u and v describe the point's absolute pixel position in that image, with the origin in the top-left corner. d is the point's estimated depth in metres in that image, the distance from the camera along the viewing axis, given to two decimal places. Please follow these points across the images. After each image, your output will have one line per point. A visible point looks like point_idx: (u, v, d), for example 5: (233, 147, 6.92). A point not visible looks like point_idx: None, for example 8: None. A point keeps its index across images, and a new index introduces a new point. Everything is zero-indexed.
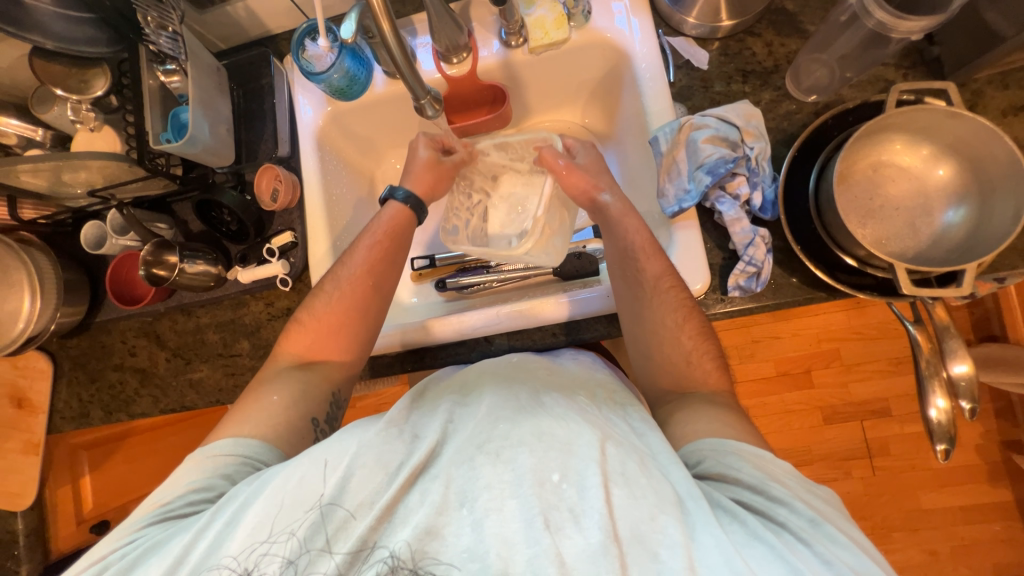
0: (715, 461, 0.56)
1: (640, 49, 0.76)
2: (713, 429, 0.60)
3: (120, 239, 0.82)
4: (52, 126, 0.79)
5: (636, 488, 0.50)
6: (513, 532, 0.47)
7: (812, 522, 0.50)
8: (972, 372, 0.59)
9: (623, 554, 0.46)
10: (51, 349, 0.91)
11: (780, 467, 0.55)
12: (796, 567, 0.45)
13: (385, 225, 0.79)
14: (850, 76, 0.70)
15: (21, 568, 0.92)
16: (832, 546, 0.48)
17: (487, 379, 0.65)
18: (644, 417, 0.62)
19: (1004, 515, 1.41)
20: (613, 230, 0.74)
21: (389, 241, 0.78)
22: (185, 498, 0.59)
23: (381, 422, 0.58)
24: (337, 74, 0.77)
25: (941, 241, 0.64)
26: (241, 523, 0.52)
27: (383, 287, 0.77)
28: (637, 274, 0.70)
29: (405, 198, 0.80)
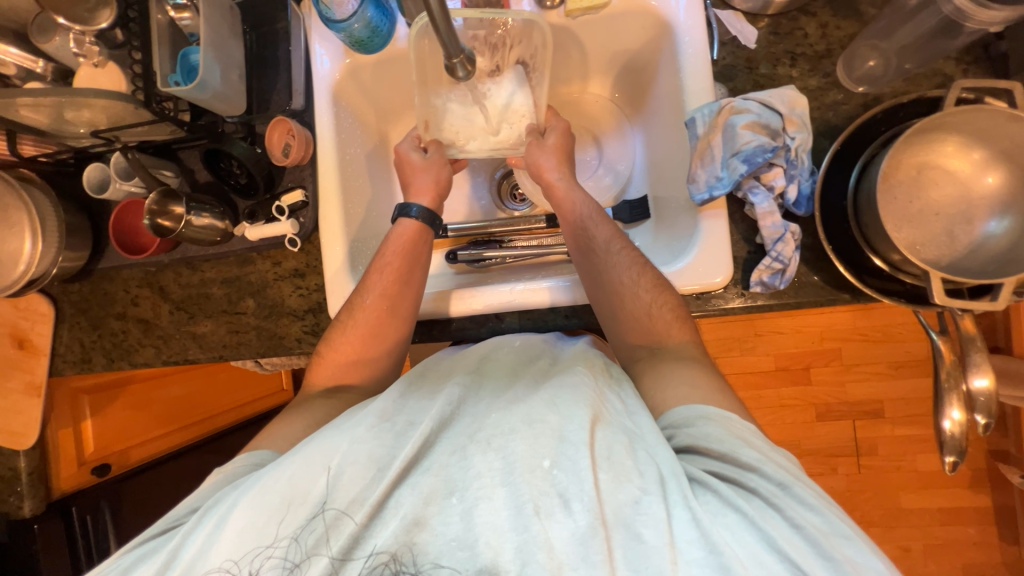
0: (686, 435, 0.55)
1: (685, 20, 0.71)
2: (684, 395, 0.59)
3: (125, 185, 0.79)
4: (53, 58, 0.74)
5: (621, 471, 0.49)
6: (502, 520, 0.48)
7: (782, 486, 0.50)
8: (992, 387, 0.58)
9: (609, 538, 0.47)
10: (53, 293, 0.90)
11: (746, 428, 0.55)
12: (768, 535, 0.46)
13: (399, 244, 0.77)
14: (908, 68, 0.66)
15: (24, 504, 0.94)
16: (803, 508, 0.48)
17: (489, 369, 0.66)
18: (638, 397, 0.61)
19: (981, 520, 1.45)
20: (563, 205, 0.77)
21: (399, 261, 0.76)
22: (188, 505, 0.59)
23: (371, 416, 0.57)
24: (358, 23, 0.72)
25: (979, 251, 0.62)
26: (227, 524, 0.52)
27: (400, 308, 0.75)
28: (604, 232, 0.74)
29: (417, 213, 0.79)
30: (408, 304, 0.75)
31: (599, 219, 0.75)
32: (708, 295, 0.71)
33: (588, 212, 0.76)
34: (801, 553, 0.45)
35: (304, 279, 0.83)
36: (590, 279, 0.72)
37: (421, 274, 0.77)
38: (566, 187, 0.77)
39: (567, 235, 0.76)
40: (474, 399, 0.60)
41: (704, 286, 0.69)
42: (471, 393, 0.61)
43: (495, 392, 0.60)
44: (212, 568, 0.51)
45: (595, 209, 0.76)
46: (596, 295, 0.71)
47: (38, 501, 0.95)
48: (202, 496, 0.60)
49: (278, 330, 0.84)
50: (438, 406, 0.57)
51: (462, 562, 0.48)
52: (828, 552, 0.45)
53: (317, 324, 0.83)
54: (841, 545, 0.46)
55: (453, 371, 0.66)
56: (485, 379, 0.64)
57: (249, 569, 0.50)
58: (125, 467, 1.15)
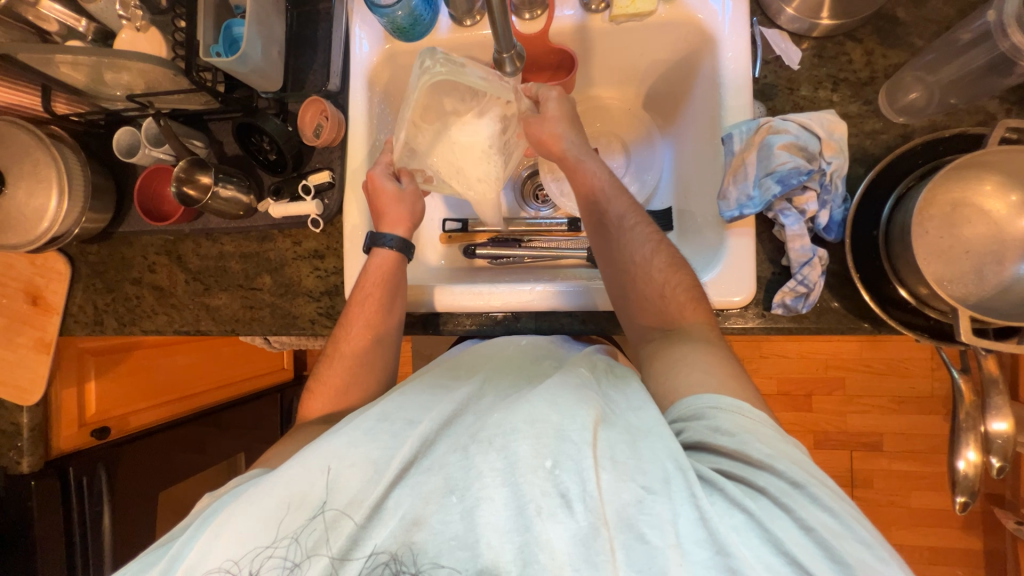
0: (695, 430, 0.54)
1: (729, 36, 0.70)
2: (699, 381, 0.59)
3: (154, 151, 0.80)
4: (96, 19, 0.74)
5: (625, 470, 0.49)
6: (502, 521, 0.48)
7: (795, 485, 0.49)
8: (1010, 431, 0.58)
9: (612, 537, 0.46)
10: (71, 252, 0.90)
11: (756, 418, 0.54)
12: (775, 538, 0.45)
13: (376, 274, 0.74)
14: (953, 102, 0.65)
15: (22, 460, 0.94)
16: (816, 509, 0.47)
17: (493, 373, 0.66)
18: (644, 392, 0.62)
19: (970, 562, 1.44)
20: (576, 173, 0.75)
21: (379, 290, 0.74)
22: (183, 523, 0.59)
23: (370, 418, 0.58)
24: (402, 11, 0.72)
25: (1007, 293, 0.61)
26: (224, 531, 0.52)
27: (384, 333, 0.75)
28: (619, 206, 0.73)
29: (390, 244, 0.75)
30: (391, 328, 0.75)
31: (616, 191, 0.74)
32: (727, 313, 0.71)
33: (602, 185, 0.74)
34: (810, 555, 0.45)
35: (322, 260, 0.83)
36: (603, 252, 0.73)
37: (401, 302, 0.76)
38: (580, 155, 0.75)
39: (582, 209, 0.75)
40: (478, 401, 0.60)
41: (724, 304, 0.69)
42: (473, 395, 0.61)
43: (496, 396, 0.60)
44: (211, 569, 0.50)
45: (612, 181, 0.75)
46: (607, 268, 0.72)
47: (36, 458, 0.95)
48: (195, 513, 0.60)
49: (293, 310, 0.84)
50: (441, 409, 0.57)
51: (461, 562, 0.47)
52: (839, 557, 0.45)
53: (332, 307, 0.82)
54: (855, 548, 0.45)
55: (459, 373, 0.67)
56: (488, 380, 0.64)
57: (249, 569, 0.50)
58: (125, 432, 1.14)
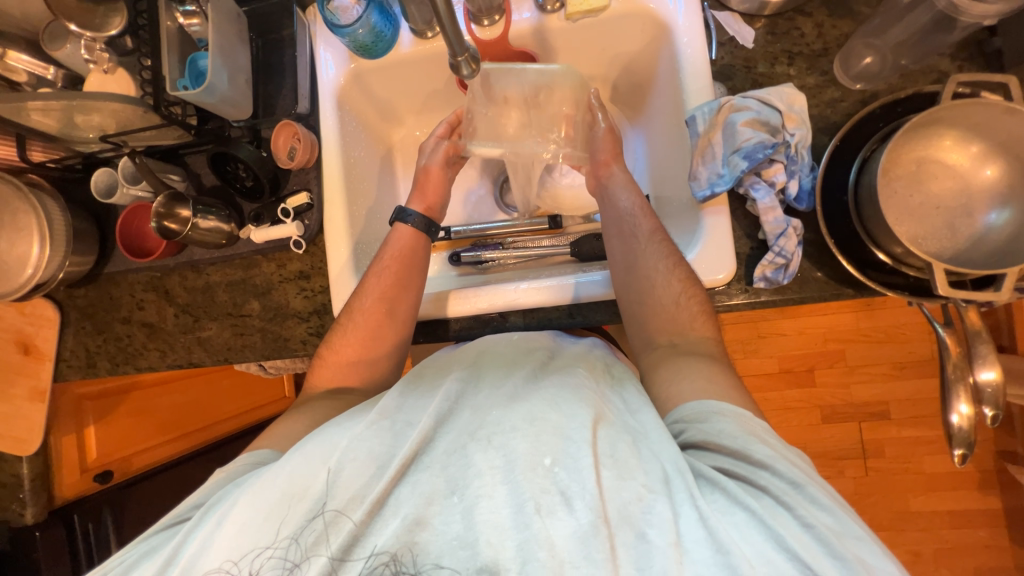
0: (698, 430, 0.55)
1: (683, 22, 0.72)
2: (697, 390, 0.59)
3: (132, 189, 0.80)
4: (64, 65, 0.76)
5: (626, 469, 0.49)
6: (503, 517, 0.48)
7: (794, 484, 0.49)
8: (999, 380, 0.58)
9: (612, 535, 0.46)
10: (59, 298, 0.90)
11: (759, 425, 0.55)
12: (776, 534, 0.45)
13: (397, 247, 0.79)
14: (904, 64, 0.67)
15: (26, 511, 0.93)
16: (814, 506, 0.48)
17: (488, 362, 0.66)
18: (640, 394, 0.62)
19: (991, 522, 1.43)
20: (613, 197, 0.78)
21: (397, 264, 0.77)
22: (192, 502, 0.59)
23: (371, 415, 0.58)
24: (363, 29, 0.73)
25: (981, 243, 0.62)
26: (228, 519, 0.52)
27: (398, 312, 0.76)
28: (649, 225, 0.74)
29: (412, 218, 0.81)
30: (404, 308, 0.76)
31: (644, 213, 0.76)
32: (710, 292, 0.72)
33: (634, 205, 0.76)
34: (812, 551, 0.45)
35: (309, 281, 0.84)
36: (624, 265, 0.73)
37: (418, 276, 0.78)
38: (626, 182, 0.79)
39: (609, 221, 0.77)
40: (473, 393, 0.60)
41: (707, 282, 0.70)
42: (471, 385, 0.61)
43: (494, 386, 0.60)
44: (210, 569, 0.50)
45: (643, 201, 0.76)
46: (625, 278, 0.72)
47: (39, 508, 0.94)
48: (206, 493, 0.60)
49: (283, 333, 0.84)
50: (436, 402, 0.57)
51: (462, 562, 0.47)
52: (841, 553, 0.45)
53: (322, 326, 0.83)
54: (853, 544, 0.46)
55: (450, 367, 0.66)
56: (483, 370, 0.64)
57: (249, 570, 0.49)
58: (127, 474, 1.14)
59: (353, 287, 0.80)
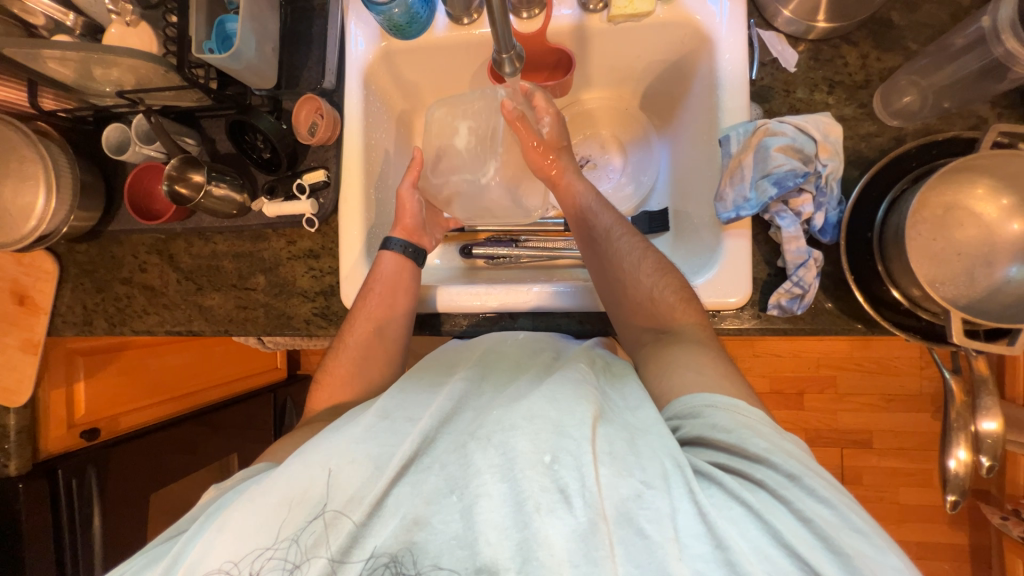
0: (692, 425, 0.55)
1: (727, 38, 0.71)
2: (690, 382, 0.59)
3: (145, 149, 0.78)
4: (84, 12, 0.73)
5: (624, 465, 0.49)
6: (502, 517, 0.48)
7: (791, 477, 0.49)
8: (999, 430, 0.59)
9: (611, 533, 0.46)
10: (59, 251, 0.88)
11: (753, 415, 0.54)
12: (773, 529, 0.46)
13: (387, 268, 0.76)
14: (946, 106, 0.66)
15: (9, 462, 0.93)
16: (811, 500, 0.48)
17: (491, 361, 0.66)
18: (640, 390, 0.61)
19: (956, 557, 1.47)
20: (564, 198, 0.78)
21: (386, 287, 0.76)
22: (190, 517, 0.59)
23: (368, 416, 0.57)
24: (398, 8, 0.71)
25: (997, 295, 0.62)
26: (225, 526, 0.51)
27: (390, 330, 0.76)
28: (608, 219, 0.75)
29: (401, 248, 0.78)
30: (397, 325, 0.76)
31: (603, 207, 0.76)
32: (722, 314, 0.71)
33: (590, 203, 0.77)
34: (809, 546, 0.45)
35: (317, 260, 0.82)
36: (590, 246, 0.75)
37: (406, 300, 0.77)
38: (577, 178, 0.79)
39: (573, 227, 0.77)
40: (476, 395, 0.60)
41: (719, 305, 0.70)
42: (472, 386, 0.61)
43: (496, 391, 0.60)
44: (210, 569, 0.50)
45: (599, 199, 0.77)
46: (603, 280, 0.72)
47: (23, 460, 0.94)
48: (202, 507, 0.60)
49: (287, 310, 0.83)
50: (439, 401, 0.57)
51: (461, 561, 0.47)
52: (837, 547, 0.45)
53: (328, 307, 0.82)
54: (852, 538, 0.46)
55: (454, 365, 0.66)
56: (485, 372, 0.64)
57: (250, 570, 0.49)
58: (116, 433, 1.12)
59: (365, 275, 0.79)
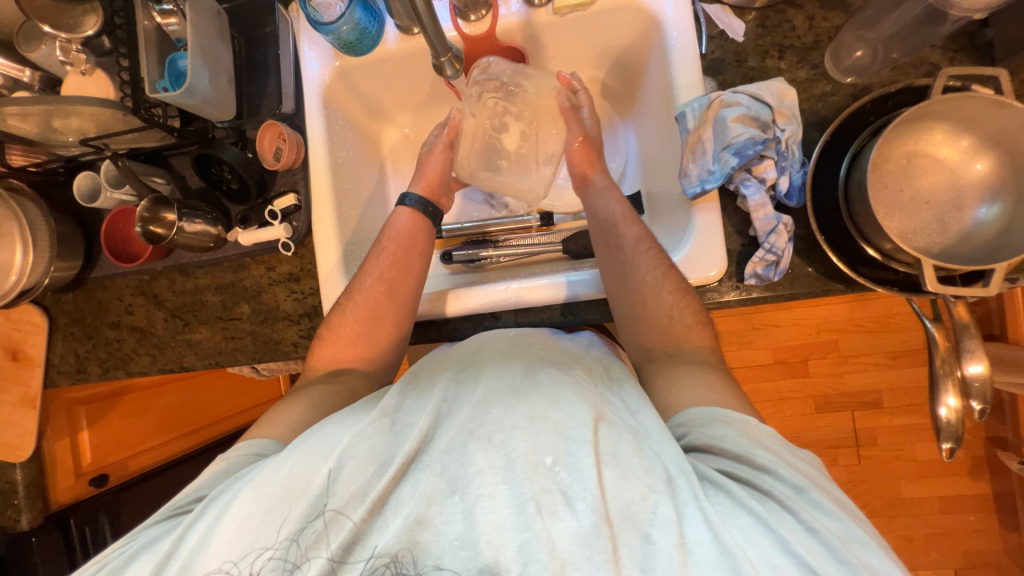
0: (699, 433, 0.56)
1: (673, 16, 0.71)
2: (696, 398, 0.60)
3: (115, 193, 0.79)
4: (40, 67, 0.74)
5: (627, 468, 0.49)
6: (504, 517, 0.47)
7: (797, 489, 0.50)
8: (987, 373, 0.58)
9: (613, 536, 0.46)
10: (46, 303, 0.89)
11: (763, 432, 0.55)
12: (781, 537, 0.46)
13: (398, 231, 0.81)
14: (895, 57, 0.67)
15: (21, 517, 0.93)
16: (816, 511, 0.48)
17: (488, 357, 0.66)
18: (639, 395, 0.62)
19: (981, 507, 1.45)
20: (592, 204, 0.79)
21: (400, 249, 0.79)
22: (194, 492, 0.59)
23: (372, 413, 0.58)
24: (347, 25, 0.72)
25: (970, 238, 0.62)
26: (228, 514, 0.52)
27: (381, 335, 0.76)
28: (633, 232, 0.74)
29: (416, 202, 0.83)
30: (384, 337, 0.76)
31: (627, 221, 0.76)
32: (703, 289, 0.71)
33: (614, 213, 0.77)
34: (816, 555, 0.45)
35: (298, 283, 0.83)
36: (610, 260, 0.73)
37: (420, 262, 0.80)
38: (606, 186, 0.80)
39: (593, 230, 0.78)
40: (472, 391, 0.60)
41: (699, 280, 0.70)
42: (466, 387, 0.61)
43: (493, 382, 0.60)
44: (210, 568, 0.49)
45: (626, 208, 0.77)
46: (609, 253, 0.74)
47: (35, 514, 0.94)
48: (206, 484, 0.60)
49: (274, 335, 0.83)
50: (432, 404, 0.58)
51: (463, 563, 0.46)
52: (846, 558, 0.45)
53: (313, 328, 0.82)
54: (856, 548, 0.46)
55: (445, 367, 0.66)
56: (479, 370, 0.64)
57: (248, 570, 0.49)
58: (123, 478, 1.13)
59: (341, 288, 0.80)
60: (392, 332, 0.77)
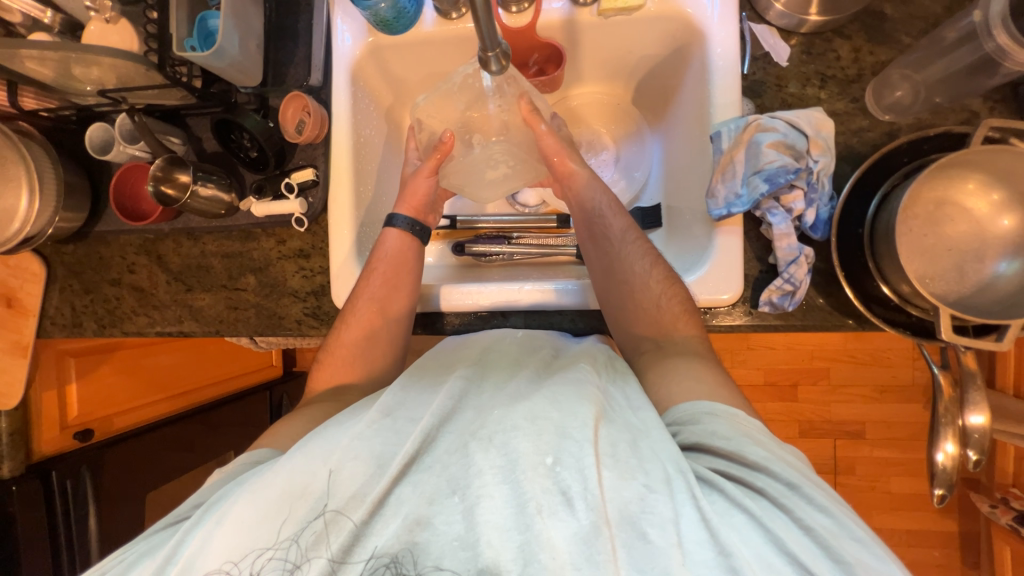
0: (690, 433, 0.56)
1: (719, 32, 0.70)
2: (684, 391, 0.61)
3: (128, 148, 0.77)
4: (62, 9, 0.72)
5: (626, 469, 0.49)
6: (503, 518, 0.47)
7: (790, 486, 0.50)
8: (986, 425, 0.59)
9: (613, 536, 0.46)
10: (46, 252, 0.87)
11: (752, 425, 0.56)
12: (775, 536, 0.47)
13: (389, 252, 0.78)
14: (938, 101, 0.66)
15: (3, 465, 0.93)
16: (809, 507, 0.49)
17: (492, 359, 0.66)
18: (641, 391, 0.61)
19: (946, 544, 1.49)
20: (579, 194, 0.79)
21: (392, 266, 0.76)
22: (191, 501, 0.59)
23: (371, 413, 0.57)
24: (385, 3, 0.70)
25: (987, 291, 0.62)
26: (227, 517, 0.51)
27: (388, 323, 0.75)
28: (620, 223, 0.76)
29: (406, 225, 0.79)
30: (392, 324, 0.76)
31: (613, 211, 0.77)
32: (714, 310, 0.72)
33: (601, 202, 0.77)
34: (810, 553, 0.46)
35: (308, 260, 0.82)
36: (602, 271, 0.73)
37: (412, 282, 0.77)
38: (587, 178, 0.79)
39: (578, 221, 0.78)
40: (476, 392, 0.59)
41: (713, 302, 0.70)
42: (473, 387, 0.60)
43: (497, 388, 0.59)
44: (210, 569, 0.49)
45: (615, 202, 0.78)
46: (596, 249, 0.76)
47: (16, 463, 0.94)
48: (204, 493, 0.60)
49: (278, 310, 0.82)
50: (438, 402, 0.56)
51: (462, 564, 0.47)
52: (838, 554, 0.46)
53: (319, 307, 0.81)
54: (850, 546, 0.47)
55: (456, 364, 0.65)
56: (485, 372, 0.63)
57: (250, 570, 0.49)
58: (107, 434, 1.10)
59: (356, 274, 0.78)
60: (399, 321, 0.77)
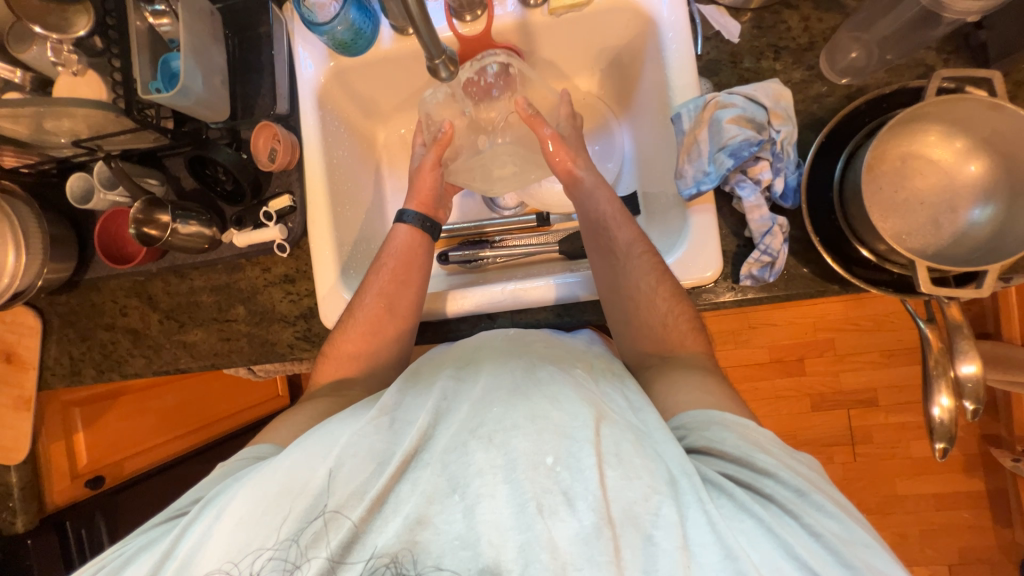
0: (699, 436, 0.56)
1: (668, 16, 0.71)
2: (694, 400, 0.60)
3: (109, 194, 0.79)
4: (32, 68, 0.74)
5: (630, 469, 0.49)
6: (504, 516, 0.47)
7: (799, 492, 0.50)
8: (979, 373, 0.58)
9: (616, 536, 0.46)
10: (40, 305, 0.89)
11: (763, 436, 0.55)
12: (785, 542, 0.46)
13: (398, 246, 0.79)
14: (890, 59, 0.67)
15: (16, 519, 0.94)
16: (820, 515, 0.49)
17: (487, 353, 0.66)
18: (640, 393, 0.62)
19: (975, 504, 1.46)
20: (584, 202, 0.77)
21: (400, 262, 0.78)
22: (190, 496, 0.59)
23: (371, 411, 0.58)
24: (341, 26, 0.72)
25: (963, 240, 0.62)
26: (228, 509, 0.52)
27: (377, 341, 0.75)
28: (626, 234, 0.73)
29: (415, 220, 0.80)
30: (383, 339, 0.75)
31: (619, 221, 0.75)
32: (698, 290, 0.72)
33: (608, 211, 0.75)
34: (820, 560, 0.45)
35: (294, 284, 0.83)
36: (610, 279, 0.72)
37: (421, 278, 0.78)
38: (595, 183, 0.78)
39: (585, 232, 0.76)
40: (472, 386, 0.59)
41: (696, 281, 0.70)
42: (466, 383, 0.60)
43: (493, 377, 0.59)
44: (209, 569, 0.49)
45: (619, 209, 0.75)
46: (602, 259, 0.73)
47: (30, 516, 0.95)
48: (205, 487, 0.60)
49: (270, 337, 0.83)
50: (431, 402, 0.57)
51: (463, 563, 0.47)
52: (850, 561, 0.45)
53: (309, 330, 0.82)
54: (863, 553, 0.47)
55: (444, 364, 0.65)
56: (479, 366, 0.63)
57: (249, 570, 0.49)
58: (120, 479, 1.12)
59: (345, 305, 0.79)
60: (391, 340, 0.76)
